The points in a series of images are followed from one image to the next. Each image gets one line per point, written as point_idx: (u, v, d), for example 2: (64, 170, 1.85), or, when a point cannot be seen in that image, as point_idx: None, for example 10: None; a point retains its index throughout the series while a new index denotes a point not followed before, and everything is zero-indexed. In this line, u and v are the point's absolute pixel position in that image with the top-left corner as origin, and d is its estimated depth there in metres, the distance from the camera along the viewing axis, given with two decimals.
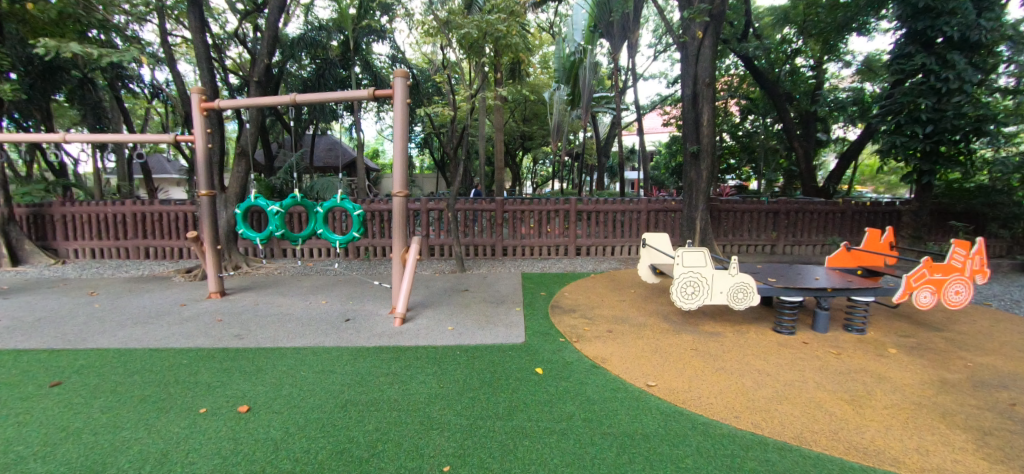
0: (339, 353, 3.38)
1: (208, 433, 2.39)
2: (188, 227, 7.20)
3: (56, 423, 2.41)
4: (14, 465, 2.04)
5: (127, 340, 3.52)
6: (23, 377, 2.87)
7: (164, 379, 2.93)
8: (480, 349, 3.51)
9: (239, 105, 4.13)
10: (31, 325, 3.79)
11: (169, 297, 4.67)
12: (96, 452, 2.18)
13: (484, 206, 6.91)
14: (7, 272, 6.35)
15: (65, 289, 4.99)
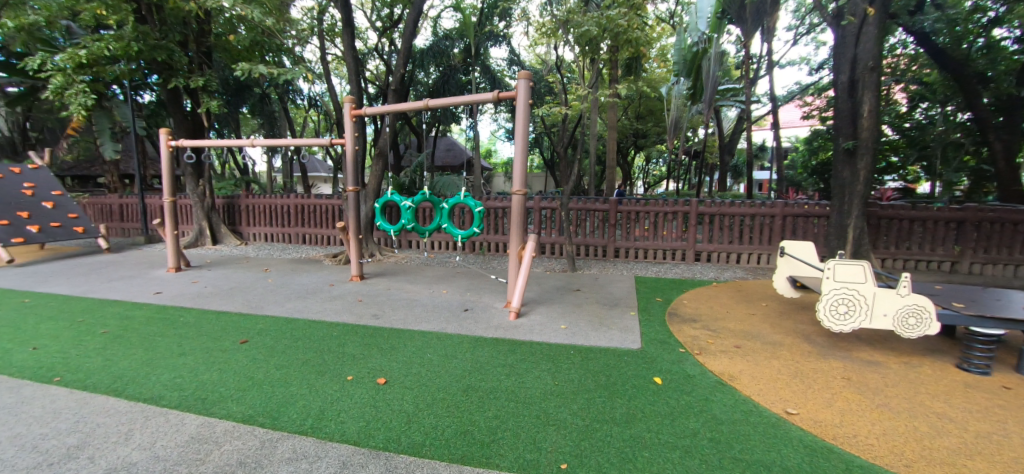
0: (460, 340, 3.57)
1: (353, 399, 2.71)
2: (335, 218, 8.31)
3: (246, 374, 2.97)
4: (219, 409, 2.58)
5: (293, 310, 4.20)
6: (223, 333, 3.61)
7: (320, 346, 3.42)
8: (593, 350, 3.43)
9: (380, 111, 4.60)
10: (227, 292, 4.75)
11: (321, 278, 5.44)
12: (274, 403, 2.66)
13: (597, 206, 6.82)
14: (210, 250, 8.04)
15: (248, 265, 6.14)
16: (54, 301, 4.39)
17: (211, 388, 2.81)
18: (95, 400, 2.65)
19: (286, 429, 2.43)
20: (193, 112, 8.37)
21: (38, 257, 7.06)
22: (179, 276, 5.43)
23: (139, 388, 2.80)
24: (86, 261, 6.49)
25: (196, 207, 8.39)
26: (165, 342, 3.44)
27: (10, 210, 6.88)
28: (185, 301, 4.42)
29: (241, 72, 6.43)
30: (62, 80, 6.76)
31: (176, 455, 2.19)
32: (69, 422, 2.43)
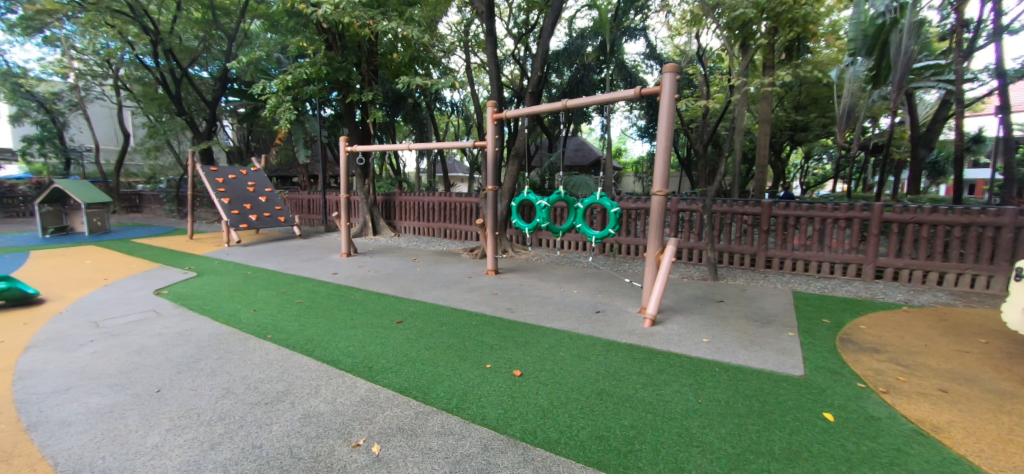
0: (592, 342, 3.54)
1: (493, 386, 2.90)
2: (471, 215, 8.98)
3: (402, 350, 3.42)
4: (384, 379, 3.01)
5: (438, 297, 4.68)
6: (383, 311, 4.20)
7: (462, 332, 3.75)
8: (741, 371, 3.06)
9: (520, 114, 4.84)
10: (385, 277, 5.52)
11: (461, 269, 5.95)
12: (424, 380, 3.00)
13: (745, 210, 6.22)
14: (371, 240, 9.46)
15: (401, 254, 7.05)
16: (268, 274, 5.65)
17: (375, 359, 3.29)
18: (294, 356, 3.34)
19: (434, 405, 2.71)
20: (362, 122, 9.92)
21: (257, 239, 9.17)
22: (351, 260, 6.51)
23: (324, 350, 3.43)
24: (287, 244, 8.20)
25: (362, 203, 9.93)
26: (343, 315, 4.14)
27: (241, 202, 9.01)
28: (354, 281, 5.27)
29: (403, 84, 7.40)
30: (276, 101, 8.60)
31: (350, 413, 2.68)
32: (278, 371, 3.12)
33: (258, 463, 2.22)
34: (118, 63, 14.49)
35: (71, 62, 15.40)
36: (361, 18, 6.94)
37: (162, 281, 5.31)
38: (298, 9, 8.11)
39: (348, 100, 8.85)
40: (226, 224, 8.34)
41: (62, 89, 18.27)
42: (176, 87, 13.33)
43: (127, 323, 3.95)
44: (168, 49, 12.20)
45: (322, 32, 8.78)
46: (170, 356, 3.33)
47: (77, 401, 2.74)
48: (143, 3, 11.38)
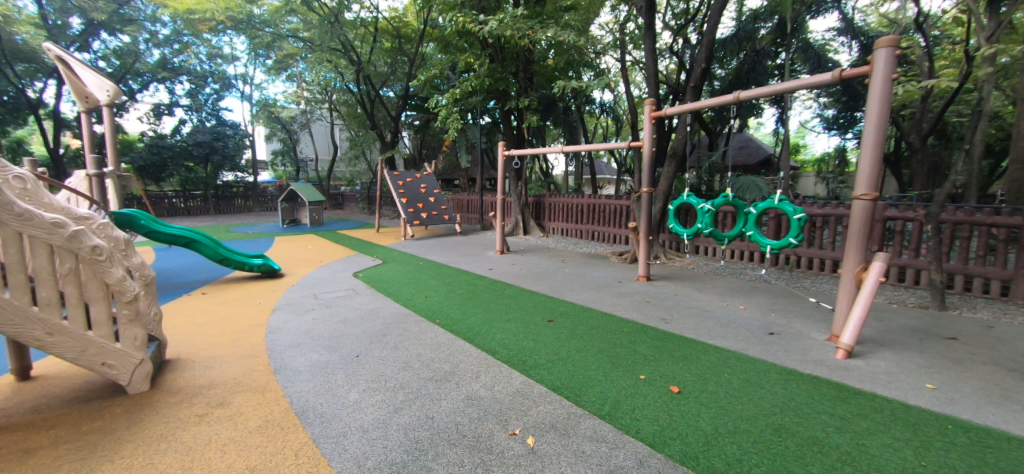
0: (763, 368, 3.17)
1: (648, 398, 2.80)
2: (622, 218, 8.82)
3: (554, 350, 3.63)
4: (539, 375, 3.22)
5: (587, 301, 4.79)
6: (535, 309, 4.50)
7: (613, 340, 3.79)
8: (988, 436, 2.29)
9: (681, 111, 4.88)
10: (536, 276, 5.82)
11: (610, 273, 5.98)
12: (576, 382, 3.09)
13: (1000, 221, 4.74)
14: (522, 239, 10.11)
15: (551, 254, 7.37)
16: (436, 266, 6.50)
17: (529, 355, 3.55)
18: (459, 341, 3.77)
19: (587, 408, 2.72)
20: (517, 128, 10.60)
21: (426, 234, 10.64)
22: (504, 257, 7.06)
23: (484, 340, 3.80)
24: (450, 240, 9.31)
25: (515, 204, 10.67)
26: (500, 308, 4.57)
27: (415, 202, 10.55)
28: (508, 277, 5.72)
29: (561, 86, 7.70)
30: (445, 113, 9.76)
31: (507, 402, 2.89)
32: (446, 353, 3.57)
33: (431, 433, 2.56)
34: (333, 90, 18.36)
35: (303, 92, 20.10)
36: (523, 29, 7.37)
37: (359, 265, 6.55)
38: (467, 29, 9.03)
39: (506, 108, 9.57)
40: (404, 220, 9.90)
41: (297, 113, 23.99)
42: (370, 106, 16.27)
43: (336, 297, 4.97)
44: (366, 76, 14.93)
45: (487, 47, 9.63)
46: (366, 328, 4.07)
47: (306, 355, 3.56)
48: (350, 40, 14.13)
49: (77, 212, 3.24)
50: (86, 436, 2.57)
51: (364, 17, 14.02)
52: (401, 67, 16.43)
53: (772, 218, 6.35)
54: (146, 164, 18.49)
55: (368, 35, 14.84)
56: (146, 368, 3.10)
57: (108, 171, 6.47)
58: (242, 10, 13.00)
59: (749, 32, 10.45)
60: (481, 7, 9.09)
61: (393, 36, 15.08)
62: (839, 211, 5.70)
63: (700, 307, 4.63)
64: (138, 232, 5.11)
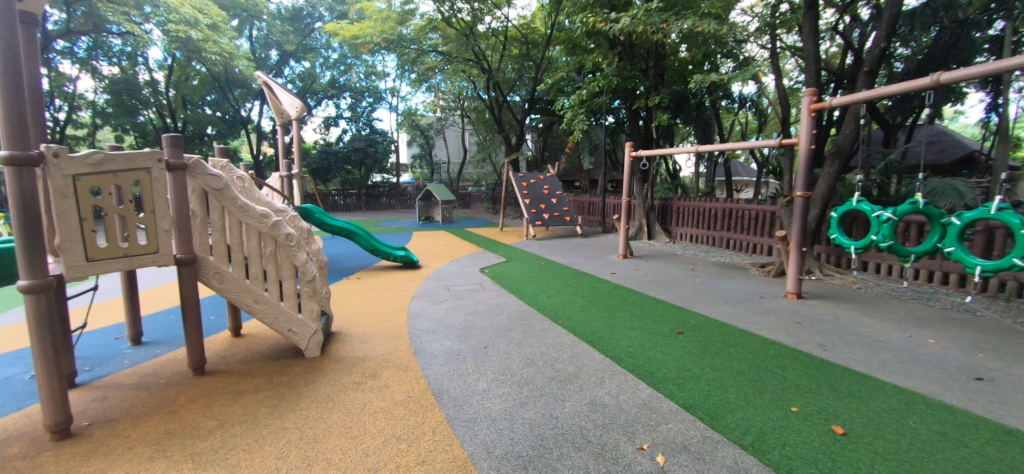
0: (968, 421, 2.50)
1: (803, 433, 2.40)
2: (765, 225, 7.92)
3: (683, 365, 3.40)
4: (668, 389, 3.02)
5: (723, 318, 4.38)
6: (664, 319, 4.32)
7: (755, 363, 3.40)
8: None
9: (849, 101, 4.41)
10: (661, 285, 5.51)
11: (749, 286, 5.46)
12: (711, 402, 2.82)
13: None
14: (646, 244, 9.78)
15: (678, 262, 6.95)
16: (558, 266, 6.62)
17: (656, 367, 3.39)
18: (582, 344, 3.78)
19: (725, 435, 2.43)
20: (645, 126, 10.26)
21: (547, 235, 10.92)
22: (627, 262, 6.89)
23: (607, 345, 3.76)
24: (570, 241, 9.40)
25: (639, 207, 10.38)
26: (623, 315, 4.47)
27: (538, 203, 10.95)
28: (632, 283, 5.58)
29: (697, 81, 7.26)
30: (573, 114, 9.93)
31: (634, 413, 2.74)
32: (570, 355, 3.59)
33: (556, 433, 2.55)
34: (466, 99, 20.20)
35: (438, 101, 22.24)
36: (657, 22, 7.14)
37: (485, 262, 6.99)
38: (598, 29, 8.99)
39: (634, 107, 9.34)
40: (526, 221, 10.34)
41: (434, 121, 26.51)
42: (497, 111, 17.31)
43: (466, 290, 5.36)
44: (495, 82, 15.90)
45: (615, 45, 9.52)
46: (492, 322, 4.30)
47: (441, 341, 3.89)
48: (482, 50, 15.31)
49: (275, 204, 3.94)
50: (278, 387, 3.18)
51: (495, 27, 14.98)
52: (527, 72, 17.08)
53: (983, 231, 5.06)
54: (318, 167, 22.51)
55: (499, 43, 15.78)
56: (319, 337, 3.66)
57: (294, 173, 7.99)
58: (395, 32, 14.64)
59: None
60: (613, 5, 8.98)
61: (522, 42, 15.69)
62: None
63: (868, 337, 3.85)
64: (313, 223, 6.10)
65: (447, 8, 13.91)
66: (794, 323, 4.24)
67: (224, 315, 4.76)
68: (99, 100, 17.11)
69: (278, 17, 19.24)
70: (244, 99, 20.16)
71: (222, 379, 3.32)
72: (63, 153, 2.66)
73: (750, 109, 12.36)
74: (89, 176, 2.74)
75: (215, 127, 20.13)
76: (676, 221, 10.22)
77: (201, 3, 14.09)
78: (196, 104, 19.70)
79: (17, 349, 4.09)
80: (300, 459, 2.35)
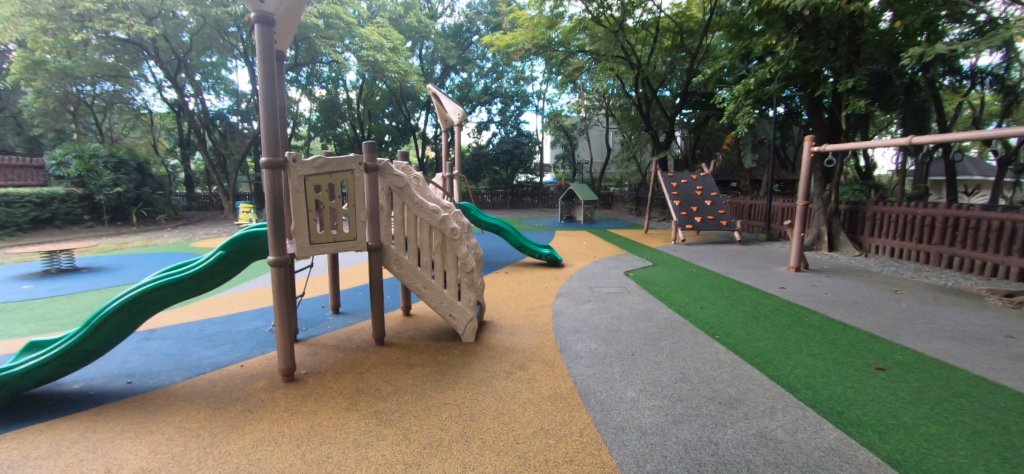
0: None
1: None
2: (1014, 240, 5.96)
3: (886, 409, 2.75)
4: (861, 433, 2.51)
5: (946, 359, 3.41)
6: (855, 350, 3.58)
7: (1001, 422, 2.57)
8: None
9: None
10: (848, 307, 4.58)
11: (989, 320, 4.16)
12: (932, 462, 2.22)
13: None
14: (825, 255, 8.28)
15: (873, 280, 5.68)
16: (712, 275, 6.04)
17: (846, 405, 2.82)
18: (746, 366, 3.37)
19: None
20: (831, 117, 8.90)
21: (697, 239, 10.07)
22: (799, 276, 5.92)
23: (778, 371, 3.27)
24: (726, 248, 8.49)
25: (818, 212, 8.85)
26: (796, 338, 3.85)
27: (688, 204, 10.19)
28: (808, 302, 4.77)
29: (913, 56, 5.88)
30: (736, 106, 9.05)
31: (817, 457, 2.31)
32: (732, 376, 3.23)
33: (716, 460, 2.30)
34: (611, 96, 19.90)
35: (583, 102, 22.28)
36: None
37: (628, 265, 6.77)
38: (772, 7, 7.98)
39: (816, 93, 8.00)
40: (675, 224, 9.72)
41: (577, 121, 26.68)
42: (644, 108, 16.69)
43: (609, 292, 5.26)
44: (644, 77, 15.31)
45: (793, 23, 8.26)
46: (638, 328, 4.14)
47: (585, 342, 3.89)
48: (631, 45, 15.00)
49: (442, 201, 4.40)
50: (439, 365, 3.57)
51: (645, 20, 14.41)
52: (681, 64, 15.89)
53: None
54: (471, 168, 24.87)
55: (649, 37, 15.28)
56: (474, 324, 4.00)
57: (455, 173, 8.96)
58: (544, 37, 15.08)
59: None
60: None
61: (675, 33, 14.91)
62: None
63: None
64: (469, 219, 6.74)
65: (597, 7, 13.78)
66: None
67: (397, 295, 5.58)
68: (313, 116, 22.32)
69: (443, 35, 22.13)
70: (414, 110, 23.13)
71: (397, 350, 3.88)
72: (299, 158, 3.39)
73: (992, 85, 9.38)
74: (314, 176, 3.45)
75: (391, 135, 23.96)
76: (869, 230, 8.40)
77: (386, 30, 16.75)
78: (379, 116, 23.34)
79: (265, 306, 5.50)
80: (459, 434, 2.59)
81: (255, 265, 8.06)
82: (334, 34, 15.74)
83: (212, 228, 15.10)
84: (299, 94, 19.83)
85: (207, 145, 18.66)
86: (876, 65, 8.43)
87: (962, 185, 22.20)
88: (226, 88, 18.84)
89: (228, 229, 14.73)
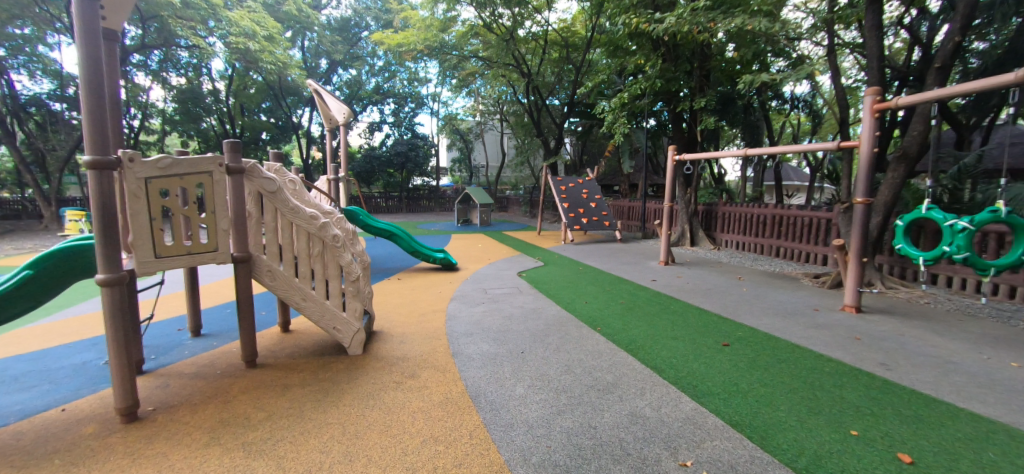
0: None
1: (863, 459, 2.22)
2: (818, 233, 7.50)
3: (730, 379, 3.23)
4: (712, 402, 2.91)
5: (773, 332, 4.14)
6: (707, 330, 4.16)
7: (807, 379, 3.20)
8: None
9: (916, 100, 4.40)
10: (703, 294, 5.31)
11: (802, 298, 5.17)
12: (761, 419, 2.66)
13: None
14: (688, 250, 9.53)
15: (722, 269, 6.70)
16: (596, 271, 6.56)
17: (699, 379, 3.25)
18: (621, 353, 3.70)
19: (775, 455, 2.28)
20: (689, 129, 10.26)
21: (585, 239, 10.83)
22: (667, 269, 6.73)
23: (647, 355, 3.66)
24: (608, 246, 9.29)
25: (682, 212, 10.14)
26: (663, 324, 4.34)
27: (577, 207, 10.94)
28: (673, 291, 5.44)
29: (747, 82, 7.03)
30: (614, 117, 9.88)
31: (676, 427, 2.62)
32: (609, 363, 3.52)
33: (595, 443, 2.47)
34: (505, 102, 20.56)
35: (478, 106, 22.64)
36: (702, 22, 7.11)
37: (521, 266, 7.01)
38: (641, 30, 8.94)
39: (679, 109, 9.15)
40: (564, 225, 10.30)
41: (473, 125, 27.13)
42: (536, 115, 17.51)
43: (502, 293, 5.40)
44: (534, 86, 16.08)
45: (659, 46, 9.34)
46: (528, 327, 4.31)
47: (477, 344, 3.93)
48: (522, 55, 15.62)
49: (323, 207, 4.14)
50: (321, 383, 3.30)
51: (535, 32, 15.18)
52: (567, 76, 17.03)
53: None
54: (363, 170, 23.65)
55: (539, 48, 16.11)
56: (361, 335, 3.79)
57: (341, 176, 8.39)
58: (437, 40, 14.94)
59: None
60: (656, 5, 8.87)
61: (562, 46, 15.91)
62: None
63: (940, 357, 3.60)
64: (358, 224, 6.35)
65: (488, 14, 14.10)
66: (851, 339, 3.98)
67: (274, 311, 5.04)
68: (169, 108, 19.18)
69: (328, 28, 20.60)
70: (296, 106, 21.71)
71: (274, 371, 3.50)
72: (137, 157, 2.85)
73: (804, 109, 11.73)
74: (159, 179, 2.93)
75: (269, 132, 21.80)
76: (720, 227, 9.89)
77: (259, 16, 15.17)
78: (253, 112, 21.30)
79: (96, 336, 4.52)
80: (341, 455, 2.41)
81: (79, 288, 6.56)
82: (194, 15, 13.71)
83: (24, 241, 12.12)
84: (149, 82, 16.91)
85: (15, 138, 14.94)
86: (722, 87, 9.98)
87: (785, 187, 27.44)
88: (43, 69, 15.19)
89: (48, 241, 11.98)
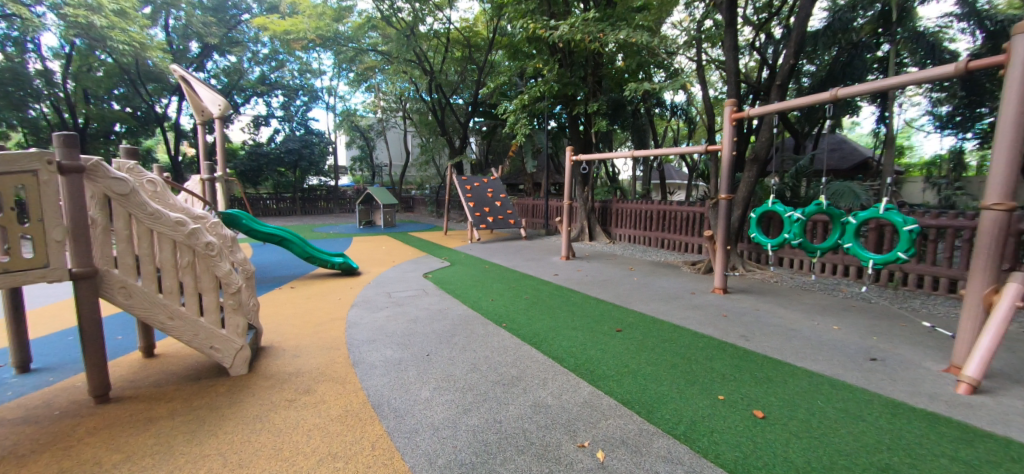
0: (864, 399, 2.86)
1: (728, 420, 2.60)
2: (694, 225, 8.57)
3: (621, 361, 3.56)
4: (606, 384, 3.18)
5: (658, 315, 4.64)
6: (603, 318, 4.53)
7: (684, 355, 3.65)
8: None
9: (764, 111, 5.21)
10: (600, 285, 5.76)
11: (681, 283, 5.87)
12: (648, 395, 2.98)
13: None
14: (588, 245, 10.23)
15: (616, 261, 7.32)
16: (502, 269, 6.74)
17: (595, 364, 3.52)
18: (525, 347, 3.86)
19: (660, 426, 2.56)
20: (584, 132, 10.97)
21: (492, 238, 11.03)
22: (568, 263, 7.16)
23: (549, 346, 3.87)
24: (514, 244, 9.59)
25: (581, 209, 10.84)
26: (564, 315, 4.62)
27: (482, 206, 11.10)
28: (573, 284, 5.82)
29: (633, 89, 7.71)
30: (515, 118, 10.19)
31: (575, 411, 2.82)
32: (513, 357, 3.66)
33: (500, 437, 2.55)
34: (407, 100, 20.02)
35: (380, 102, 21.79)
36: (592, 32, 7.67)
37: (426, 267, 6.92)
38: (539, 35, 9.35)
39: (576, 112, 9.76)
40: (470, 224, 10.38)
41: (374, 122, 26.06)
42: (440, 114, 17.36)
43: (407, 296, 5.29)
44: (437, 84, 15.91)
45: (556, 52, 9.83)
46: (433, 328, 4.29)
47: (381, 350, 3.81)
48: (424, 51, 15.27)
49: (193, 211, 3.70)
50: (197, 411, 2.92)
51: (437, 29, 15.01)
52: (471, 76, 17.17)
53: (874, 229, 6.27)
54: (247, 169, 21.62)
55: (441, 46, 15.98)
56: (246, 352, 3.44)
57: (217, 176, 7.51)
58: (331, 29, 14.30)
59: (845, 21, 9.39)
60: (552, 12, 9.42)
61: (464, 45, 15.97)
62: (959, 221, 5.33)
63: (784, 326, 4.37)
64: (240, 229, 5.72)
65: (385, 7, 13.76)
66: (719, 316, 4.63)
67: (133, 335, 4.33)
68: None
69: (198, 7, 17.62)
70: (159, 93, 18.89)
71: (137, 404, 3.02)
72: None
73: (681, 116, 13.27)
74: None
75: (125, 124, 18.61)
76: (615, 223, 10.78)
77: None
78: (100, 98, 17.77)
79: None
80: None
81: None
82: None
83: None
84: None
85: None
86: (612, 93, 10.87)
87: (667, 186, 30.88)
88: None
89: None
